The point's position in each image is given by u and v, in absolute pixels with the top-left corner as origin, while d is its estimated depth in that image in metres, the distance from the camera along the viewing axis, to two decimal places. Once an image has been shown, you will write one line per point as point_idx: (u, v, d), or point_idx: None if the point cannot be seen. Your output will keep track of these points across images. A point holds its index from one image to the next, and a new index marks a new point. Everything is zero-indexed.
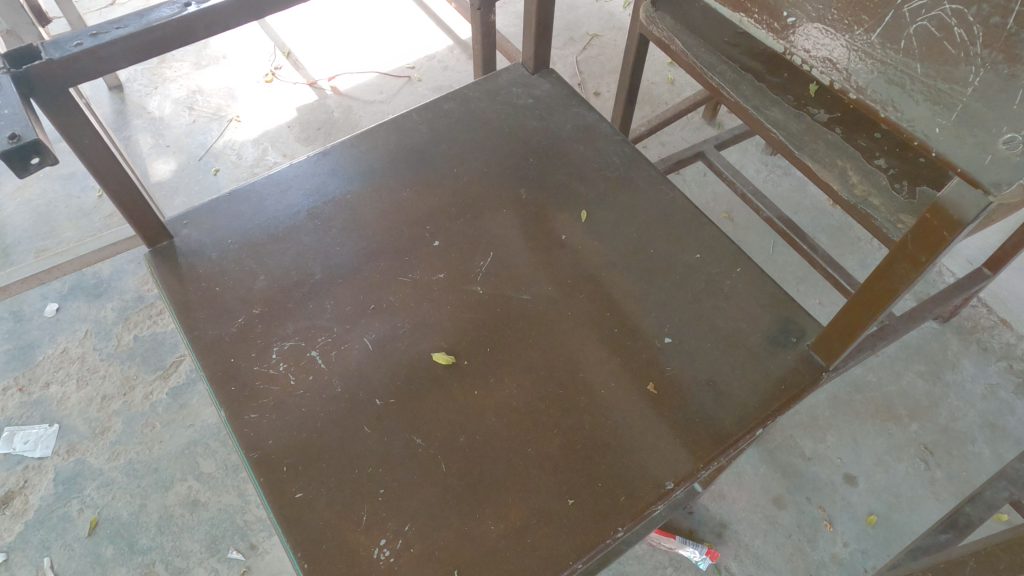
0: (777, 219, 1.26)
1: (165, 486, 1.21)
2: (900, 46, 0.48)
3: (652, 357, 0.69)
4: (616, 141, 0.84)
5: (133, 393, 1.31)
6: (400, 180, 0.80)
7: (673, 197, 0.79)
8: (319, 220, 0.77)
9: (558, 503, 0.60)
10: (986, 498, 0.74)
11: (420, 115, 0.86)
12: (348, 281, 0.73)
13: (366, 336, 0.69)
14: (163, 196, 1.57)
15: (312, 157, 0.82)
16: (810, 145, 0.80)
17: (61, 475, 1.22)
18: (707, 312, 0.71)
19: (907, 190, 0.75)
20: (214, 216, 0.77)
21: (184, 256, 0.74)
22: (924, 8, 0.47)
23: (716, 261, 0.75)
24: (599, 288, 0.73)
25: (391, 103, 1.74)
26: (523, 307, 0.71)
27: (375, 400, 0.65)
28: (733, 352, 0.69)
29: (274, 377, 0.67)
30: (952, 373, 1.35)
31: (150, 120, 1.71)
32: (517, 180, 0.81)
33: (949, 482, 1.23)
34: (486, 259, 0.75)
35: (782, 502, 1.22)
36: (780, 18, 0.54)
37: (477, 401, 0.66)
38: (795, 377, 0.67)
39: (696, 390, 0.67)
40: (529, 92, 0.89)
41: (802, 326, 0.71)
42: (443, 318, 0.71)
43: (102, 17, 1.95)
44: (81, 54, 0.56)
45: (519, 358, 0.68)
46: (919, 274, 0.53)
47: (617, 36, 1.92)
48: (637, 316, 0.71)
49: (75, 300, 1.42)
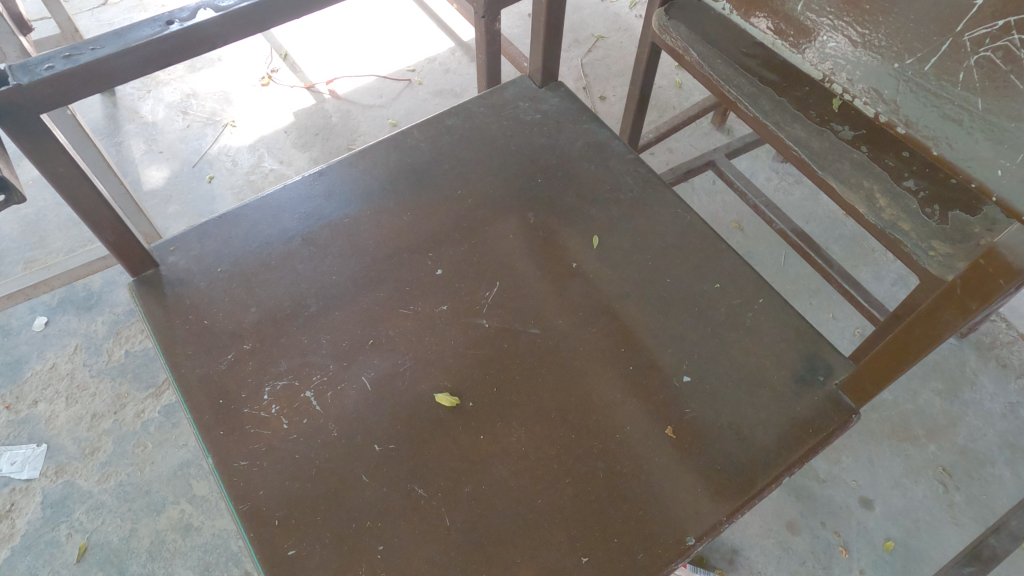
0: (792, 232, 1.21)
1: (157, 510, 1.17)
2: (958, 78, 0.46)
3: (670, 398, 0.64)
4: (629, 160, 0.79)
5: (124, 411, 1.27)
6: (400, 202, 0.76)
7: (690, 221, 0.75)
8: (314, 246, 0.72)
9: (570, 561, 0.56)
10: (1012, 528, 0.63)
11: (422, 131, 0.82)
12: (345, 313, 0.68)
13: (364, 374, 0.65)
14: (156, 205, 1.52)
15: (307, 177, 0.77)
16: (837, 163, 0.75)
17: (49, 498, 1.18)
18: (728, 348, 0.67)
19: (939, 216, 0.70)
20: (203, 241, 0.73)
21: (170, 285, 0.69)
22: (988, 37, 0.45)
23: (738, 291, 0.70)
24: (614, 321, 0.69)
25: (390, 107, 1.69)
26: (532, 342, 0.67)
27: (374, 446, 0.61)
28: (756, 392, 0.64)
29: (265, 421, 0.62)
30: (970, 391, 1.30)
31: (142, 124, 1.66)
32: (525, 203, 0.76)
33: (968, 506, 1.19)
34: (492, 290, 0.70)
35: (796, 527, 1.18)
36: (820, 43, 0.53)
37: (484, 447, 0.61)
38: (822, 419, 0.63)
39: (717, 434, 0.62)
40: (536, 106, 0.84)
41: (828, 362, 0.66)
42: (446, 355, 0.66)
43: (94, 17, 1.90)
44: (51, 77, 0.51)
45: (528, 399, 0.64)
46: (967, 321, 0.50)
47: (623, 38, 1.87)
48: (655, 352, 0.67)
49: (64, 313, 1.38)
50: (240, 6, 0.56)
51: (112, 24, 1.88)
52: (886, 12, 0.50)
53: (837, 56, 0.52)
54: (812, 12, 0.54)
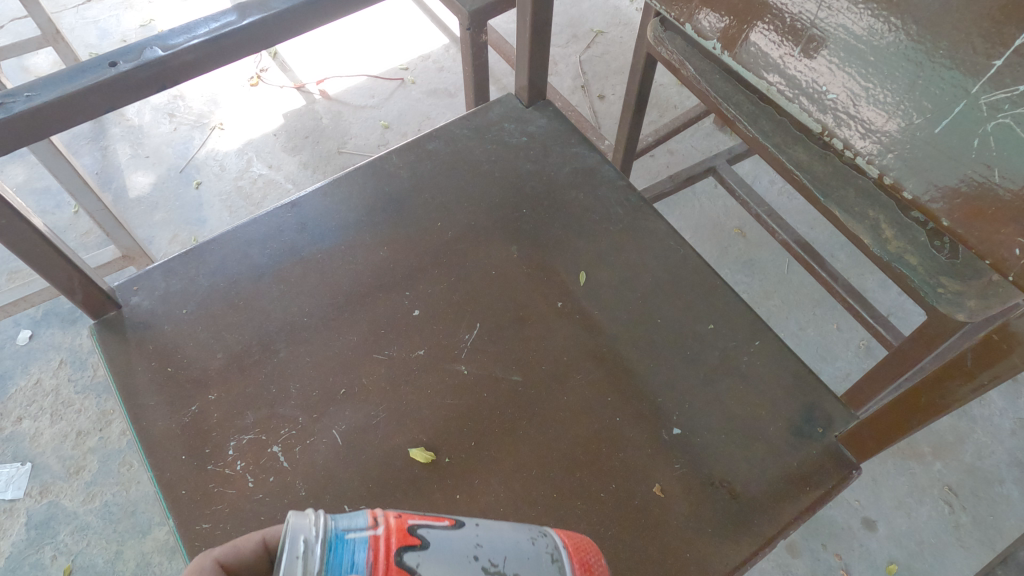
0: (795, 243, 1.14)
1: (143, 531, 1.15)
2: (972, 145, 0.39)
3: (660, 451, 0.61)
4: (620, 187, 0.75)
5: (110, 428, 1.24)
6: (377, 236, 0.72)
7: (683, 253, 0.71)
8: (285, 284, 0.69)
9: None
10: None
11: (402, 155, 0.77)
12: (316, 358, 0.65)
13: (335, 427, 0.61)
14: (142, 212, 1.48)
15: (279, 208, 0.73)
16: (841, 190, 0.62)
17: (34, 519, 1.16)
18: (721, 396, 0.63)
19: (951, 247, 0.57)
20: (168, 279, 0.69)
21: (132, 328, 0.66)
22: (1008, 100, 0.38)
23: (733, 332, 0.66)
24: (602, 367, 0.65)
25: (382, 108, 1.64)
26: (514, 390, 0.63)
27: (343, 506, 0.58)
28: (749, 445, 0.61)
29: (229, 478, 0.59)
30: (978, 406, 1.26)
31: (128, 128, 1.62)
32: (508, 235, 0.72)
33: (975, 527, 1.15)
34: (472, 332, 0.66)
35: (796, 549, 1.15)
36: (820, 91, 0.45)
37: (461, 507, 0.58)
38: (821, 475, 0.60)
39: (709, 491, 0.59)
40: (522, 128, 0.80)
41: (828, 413, 0.62)
42: (422, 406, 0.62)
43: (78, 15, 1.85)
44: None
45: (508, 455, 0.60)
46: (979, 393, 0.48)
47: (624, 33, 1.81)
48: (644, 400, 0.63)
49: (49, 326, 1.35)
50: (190, 45, 0.52)
51: (98, 23, 1.84)
52: (900, 28, 0.41)
53: (846, 85, 0.44)
54: (826, 23, 0.44)
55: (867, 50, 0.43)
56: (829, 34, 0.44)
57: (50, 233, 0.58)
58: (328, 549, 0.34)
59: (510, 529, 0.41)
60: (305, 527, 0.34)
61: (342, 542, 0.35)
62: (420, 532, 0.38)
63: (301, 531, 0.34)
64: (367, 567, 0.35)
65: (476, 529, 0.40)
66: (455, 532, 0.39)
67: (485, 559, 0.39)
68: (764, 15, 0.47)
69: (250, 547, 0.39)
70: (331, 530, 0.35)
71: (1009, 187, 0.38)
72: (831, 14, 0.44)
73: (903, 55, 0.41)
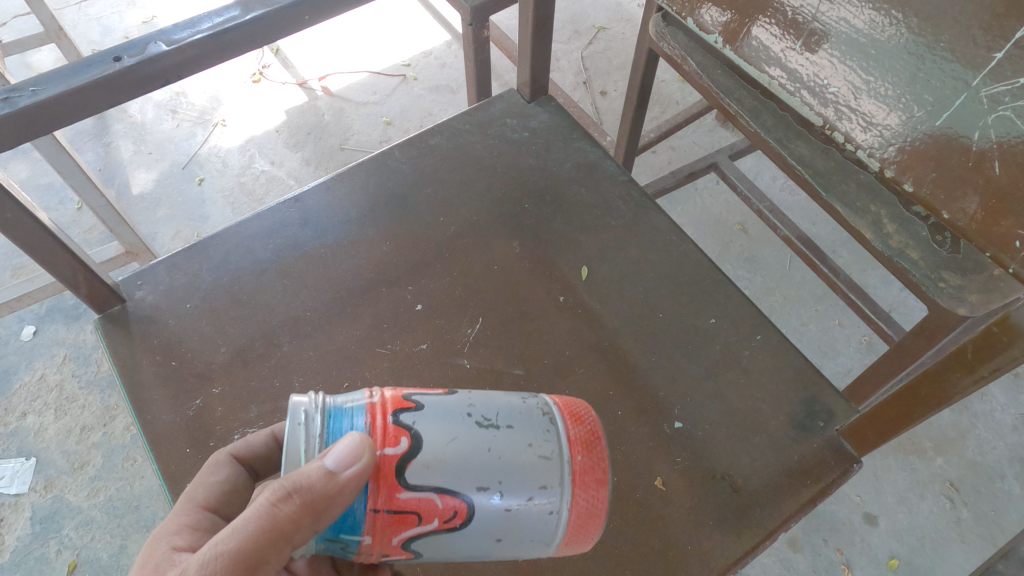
0: (797, 239, 1.14)
1: (147, 525, 1.15)
2: (972, 137, 0.40)
3: (662, 445, 0.61)
4: (622, 182, 0.75)
5: (114, 423, 1.25)
6: (379, 231, 0.72)
7: (685, 248, 0.71)
8: (288, 278, 0.69)
9: None
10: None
11: (404, 151, 0.77)
12: (320, 352, 0.65)
13: None
14: (145, 209, 1.49)
15: (282, 204, 0.74)
16: (843, 184, 0.62)
17: (39, 513, 1.16)
18: (723, 391, 0.63)
19: (952, 244, 0.57)
20: (172, 273, 0.69)
21: (136, 322, 0.66)
22: (1008, 93, 0.39)
23: (735, 326, 0.66)
24: (605, 361, 0.65)
25: (384, 104, 1.64)
26: (517, 385, 0.64)
27: None
28: (750, 439, 0.61)
29: None
30: (980, 401, 1.26)
31: (130, 125, 1.63)
32: (510, 230, 0.72)
33: (976, 523, 1.15)
34: (475, 326, 0.67)
35: (797, 544, 1.15)
36: (822, 83, 0.46)
37: None
38: (822, 468, 0.60)
39: (710, 485, 0.59)
40: (525, 123, 0.80)
41: (830, 407, 0.63)
42: None
43: (81, 12, 1.86)
44: None
45: None
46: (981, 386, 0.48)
47: (626, 29, 1.81)
48: (646, 393, 0.63)
49: (53, 322, 1.36)
50: (193, 40, 0.52)
51: (101, 20, 1.84)
52: (899, 23, 0.43)
53: (847, 78, 0.45)
54: (827, 17, 0.46)
55: (869, 44, 0.44)
56: (831, 28, 0.45)
57: (54, 226, 0.58)
58: (328, 416, 0.41)
59: (504, 394, 0.46)
60: (304, 401, 0.42)
61: (341, 411, 0.42)
62: (415, 397, 0.44)
63: (301, 404, 0.41)
64: (365, 426, 0.42)
65: (468, 393, 0.45)
66: (448, 396, 0.45)
67: (478, 415, 0.43)
68: (767, 9, 0.48)
69: (260, 439, 0.51)
70: (329, 405, 0.42)
71: (1009, 177, 0.39)
72: (833, 8, 0.45)
73: (904, 49, 0.43)
